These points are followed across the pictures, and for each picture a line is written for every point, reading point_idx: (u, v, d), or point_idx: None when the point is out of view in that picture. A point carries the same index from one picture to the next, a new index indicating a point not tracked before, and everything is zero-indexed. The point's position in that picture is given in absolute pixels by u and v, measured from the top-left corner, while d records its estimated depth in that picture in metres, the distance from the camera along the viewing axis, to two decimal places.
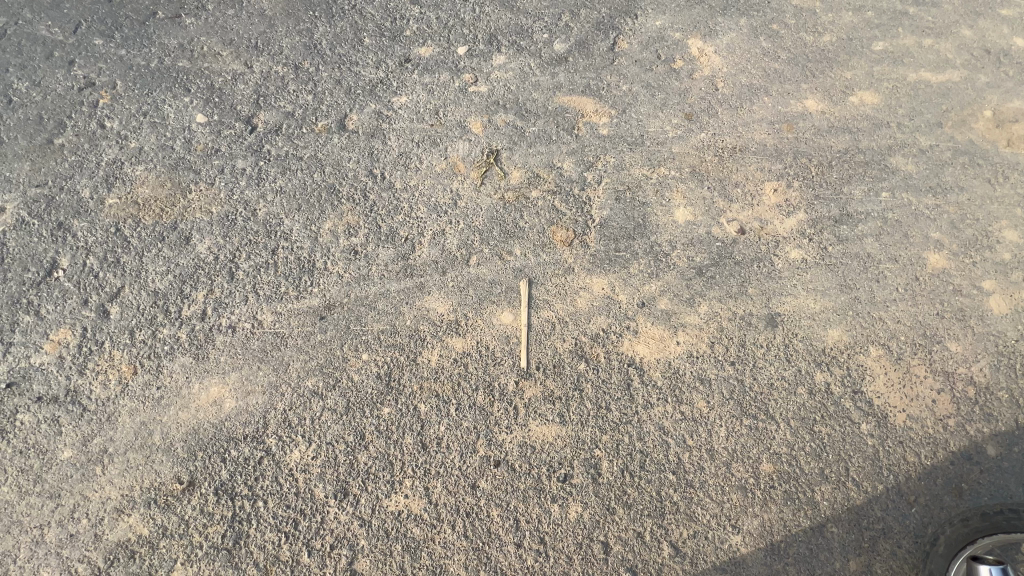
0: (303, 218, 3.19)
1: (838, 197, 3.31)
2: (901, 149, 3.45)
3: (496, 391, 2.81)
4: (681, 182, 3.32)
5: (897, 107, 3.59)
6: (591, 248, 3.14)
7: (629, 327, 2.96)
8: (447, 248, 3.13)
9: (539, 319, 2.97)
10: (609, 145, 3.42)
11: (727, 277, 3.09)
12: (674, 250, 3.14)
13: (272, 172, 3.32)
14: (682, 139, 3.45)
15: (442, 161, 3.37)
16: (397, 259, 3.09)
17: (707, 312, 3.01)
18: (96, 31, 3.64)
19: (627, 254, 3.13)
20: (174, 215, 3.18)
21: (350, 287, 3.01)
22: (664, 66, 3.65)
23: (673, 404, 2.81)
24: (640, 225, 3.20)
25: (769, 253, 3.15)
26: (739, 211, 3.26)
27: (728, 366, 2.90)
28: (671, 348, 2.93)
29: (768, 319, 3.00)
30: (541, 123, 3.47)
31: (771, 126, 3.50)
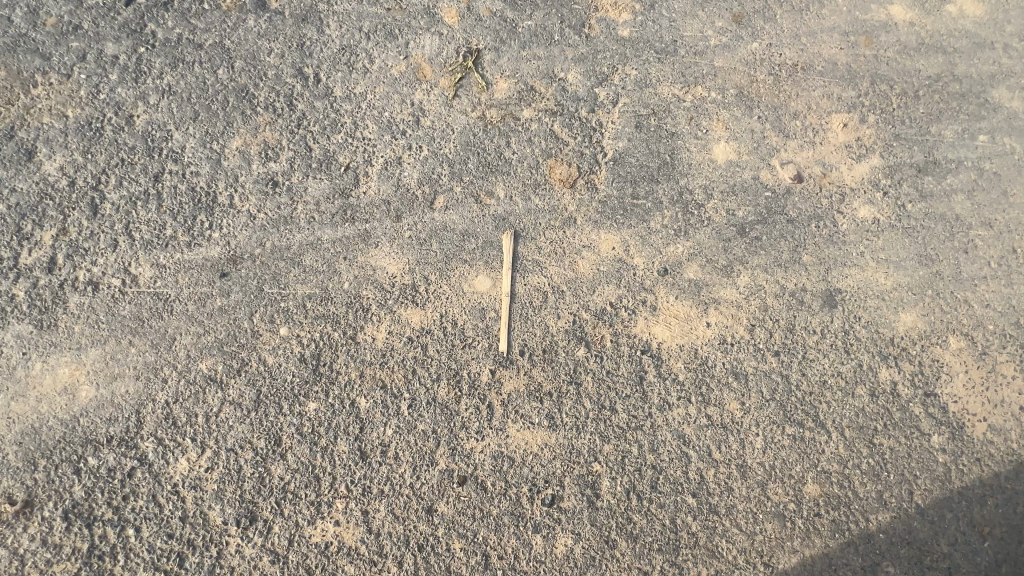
0: (201, 132, 2.26)
1: (925, 137, 2.52)
2: (1005, 80, 2.64)
3: (466, 382, 2.08)
4: (722, 109, 2.48)
5: (1006, 23, 2.72)
6: (599, 193, 2.33)
7: (646, 302, 2.23)
8: (403, 183, 2.27)
9: (527, 287, 2.20)
10: (630, 51, 2.51)
11: (776, 240, 2.33)
12: (708, 200, 2.35)
13: (158, 64, 2.33)
14: (727, 49, 2.55)
15: (401, 62, 2.43)
16: (333, 196, 2.23)
17: (748, 285, 2.27)
18: None
19: (647, 203, 2.33)
20: (10, 119, 2.22)
21: (265, 233, 2.16)
22: None
23: (697, 407, 2.14)
24: (666, 164, 2.38)
25: (832, 209, 2.39)
26: (796, 150, 2.45)
27: (770, 358, 2.21)
28: (698, 331, 2.22)
29: (825, 296, 2.29)
30: (539, 15, 2.52)
31: (845, 37, 2.61)
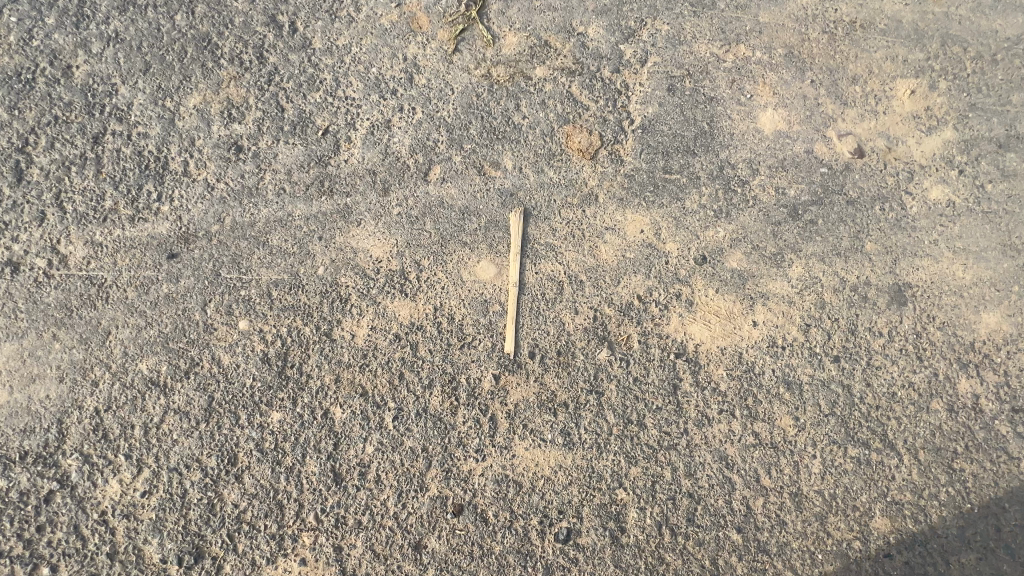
0: (152, 87, 1.90)
1: (1004, 108, 2.15)
2: None
3: (464, 390, 1.72)
4: (769, 71, 2.11)
5: None
6: (625, 166, 1.96)
7: (680, 296, 1.87)
8: (392, 151, 1.91)
9: (539, 277, 1.84)
10: (661, 3, 2.14)
11: (834, 225, 1.96)
12: (754, 176, 1.99)
13: (104, 6, 1.94)
14: (774, 2, 2.18)
15: (392, 9, 2.05)
16: (308, 165, 1.86)
17: (802, 277, 1.91)
18: None
19: (682, 179, 1.96)
20: None
21: (224, 207, 1.79)
22: None
23: (742, 423, 1.78)
24: (704, 134, 2.02)
25: (898, 189, 2.03)
26: (856, 120, 2.09)
27: (828, 365, 1.85)
28: (743, 331, 1.85)
29: (893, 292, 1.93)
30: None
31: None
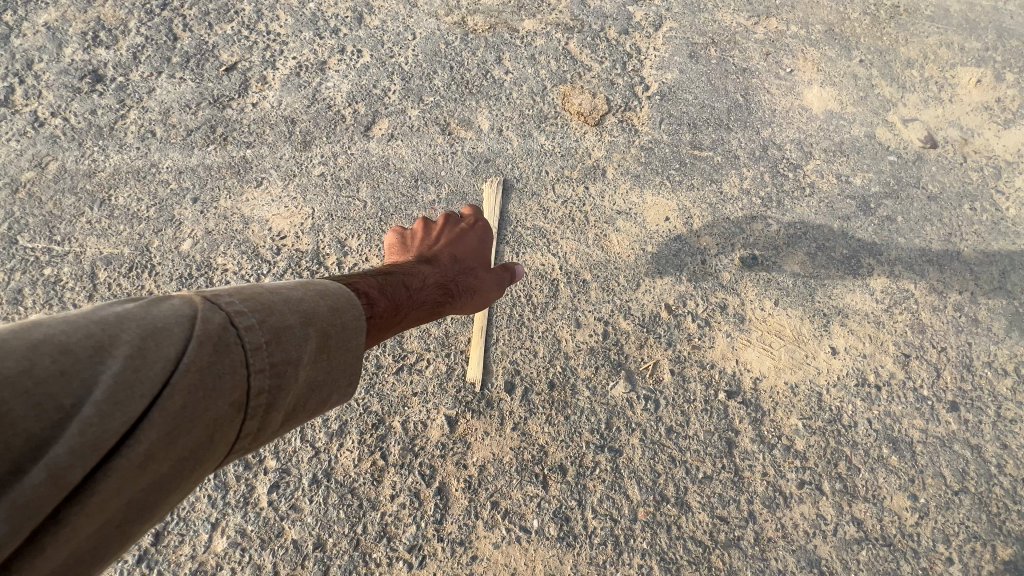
0: None
1: None
2: None
3: (397, 441, 1.06)
4: (809, 47, 1.72)
5: None
6: (641, 136, 1.46)
7: (725, 308, 1.29)
8: (323, 97, 1.37)
9: (523, 272, 1.26)
10: None
11: (918, 224, 1.47)
12: (807, 161, 1.51)
13: None
14: None
15: None
16: (197, 105, 1.31)
17: (888, 289, 1.37)
18: None
19: (716, 157, 1.47)
20: None
21: (53, 150, 1.20)
22: None
23: (836, 504, 1.14)
24: (739, 107, 1.56)
25: (987, 187, 1.57)
26: (919, 106, 1.68)
27: (944, 415, 1.26)
28: (818, 362, 1.27)
29: (1011, 315, 1.39)
30: None
31: None
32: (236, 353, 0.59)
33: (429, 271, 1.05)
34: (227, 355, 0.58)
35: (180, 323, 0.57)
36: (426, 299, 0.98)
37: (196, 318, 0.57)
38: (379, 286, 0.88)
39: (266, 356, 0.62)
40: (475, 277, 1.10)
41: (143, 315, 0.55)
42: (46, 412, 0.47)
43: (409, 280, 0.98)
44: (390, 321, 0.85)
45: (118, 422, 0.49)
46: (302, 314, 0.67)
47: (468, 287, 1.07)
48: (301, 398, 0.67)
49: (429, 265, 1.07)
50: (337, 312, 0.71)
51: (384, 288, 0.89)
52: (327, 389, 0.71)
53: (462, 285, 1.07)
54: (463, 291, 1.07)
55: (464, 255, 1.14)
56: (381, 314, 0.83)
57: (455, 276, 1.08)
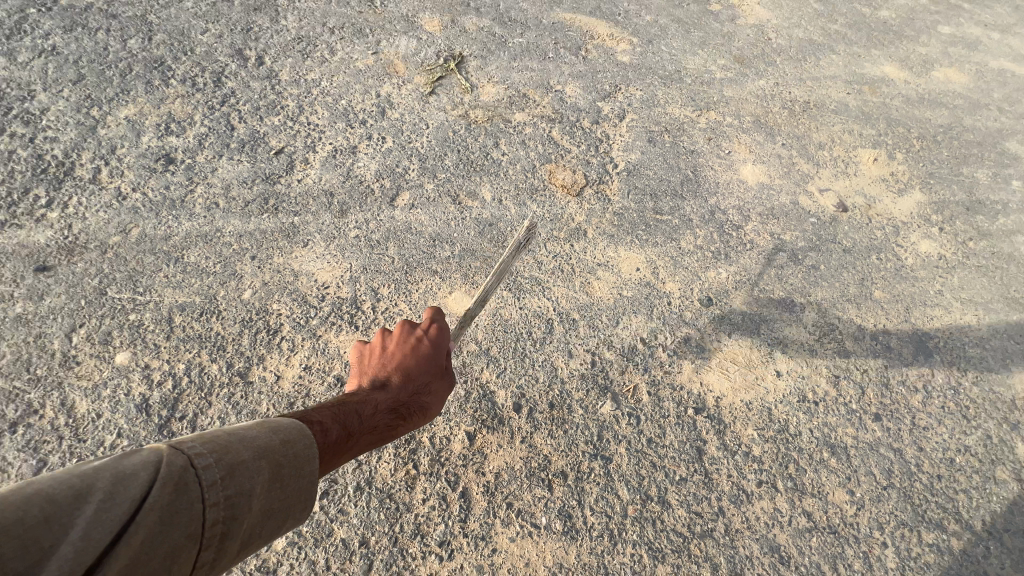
0: (80, 95, 1.66)
1: (959, 177, 2.26)
2: (1013, 135, 2.53)
3: (426, 453, 1.26)
4: (741, 133, 2.16)
5: (991, 91, 2.74)
6: (613, 204, 1.81)
7: (688, 340, 1.58)
8: (356, 174, 1.68)
9: (524, 313, 1.53)
10: (632, 75, 2.27)
11: (837, 271, 1.83)
12: (746, 222, 1.88)
13: (47, 25, 1.82)
14: (734, 83, 2.35)
15: (369, 57, 2.04)
16: (252, 181, 1.59)
17: (817, 324, 1.69)
18: None
19: (674, 220, 1.82)
20: None
21: (134, 218, 1.44)
22: (697, 7, 2.73)
23: (789, 498, 1.37)
24: (690, 180, 1.95)
25: (889, 241, 1.96)
26: (831, 179, 2.10)
27: (870, 424, 1.53)
28: (766, 383, 1.55)
29: (916, 342, 1.73)
30: (531, 37, 2.31)
31: (848, 85, 2.51)
32: (198, 487, 0.68)
33: (382, 394, 1.04)
34: (186, 493, 0.67)
35: (152, 465, 0.66)
36: (374, 426, 1.00)
37: (166, 459, 0.67)
38: (331, 415, 0.93)
39: (223, 491, 0.70)
40: (428, 397, 1.10)
41: (118, 464, 0.64)
42: (33, 551, 0.55)
43: (360, 407, 0.99)
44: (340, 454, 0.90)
45: (88, 558, 0.57)
46: (259, 446, 0.77)
47: (420, 408, 1.07)
48: (258, 527, 0.75)
49: (381, 387, 1.06)
50: (291, 443, 0.80)
51: (334, 415, 0.93)
52: (284, 514, 0.79)
53: (418, 402, 1.07)
54: (417, 412, 1.07)
55: (419, 368, 1.10)
56: (333, 444, 0.88)
57: (409, 396, 1.07)
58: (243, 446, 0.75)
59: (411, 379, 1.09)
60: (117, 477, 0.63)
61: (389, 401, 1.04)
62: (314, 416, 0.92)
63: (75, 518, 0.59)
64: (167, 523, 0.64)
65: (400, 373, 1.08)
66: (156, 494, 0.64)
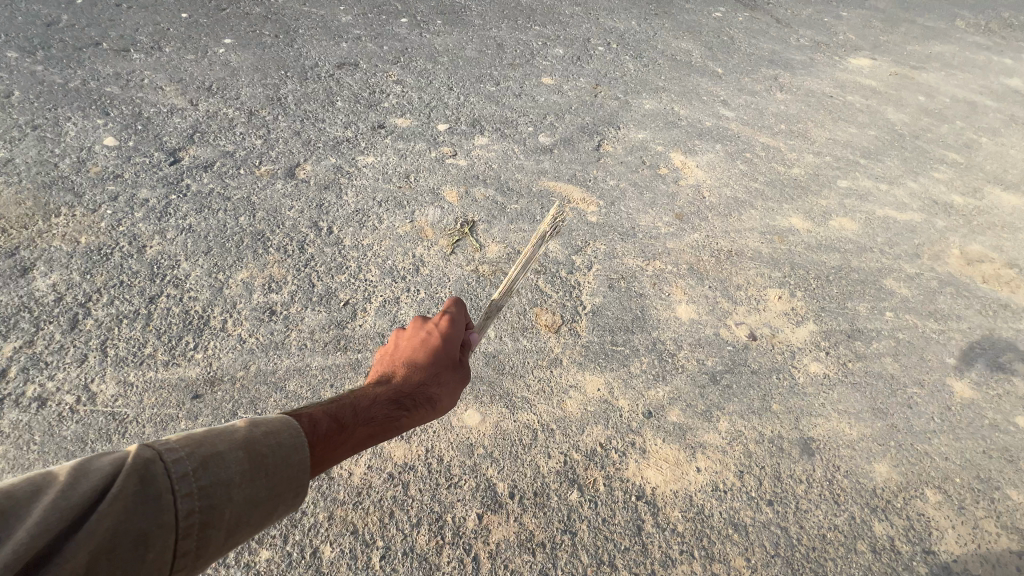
0: (210, 262, 2.40)
1: (844, 311, 3.01)
2: (890, 273, 3.33)
3: (449, 528, 1.86)
4: (679, 278, 2.92)
5: (876, 236, 3.59)
6: (582, 338, 2.51)
7: (634, 443, 2.22)
8: (399, 319, 2.38)
9: (517, 424, 2.17)
10: (598, 232, 3.07)
11: (745, 388, 2.51)
12: (679, 350, 2.58)
13: (184, 208, 2.60)
14: (675, 236, 3.16)
15: (407, 224, 2.83)
16: (328, 326, 2.28)
17: (729, 430, 2.34)
18: (14, 47, 3.26)
19: (626, 350, 2.52)
20: (19, 240, 2.30)
21: (251, 356, 2.12)
22: (650, 171, 3.62)
23: (702, 563, 1.95)
24: (639, 318, 2.67)
25: (786, 364, 2.66)
26: (746, 314, 2.84)
27: (764, 507, 2.14)
28: (690, 476, 2.17)
29: (802, 444, 2.37)
30: (524, 202, 3.13)
31: (763, 235, 3.33)
32: (161, 477, 0.96)
33: (384, 390, 1.35)
34: (150, 484, 0.95)
35: (119, 462, 0.95)
36: (378, 415, 1.29)
37: (131, 459, 0.95)
38: (332, 412, 1.24)
39: (193, 482, 0.99)
40: (429, 387, 1.41)
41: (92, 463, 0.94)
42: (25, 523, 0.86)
43: (361, 401, 1.30)
44: (337, 440, 1.20)
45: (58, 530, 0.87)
46: (230, 444, 1.05)
47: (423, 397, 1.38)
48: (239, 513, 1.03)
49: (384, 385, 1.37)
50: (268, 434, 1.09)
51: (331, 412, 1.24)
52: (267, 501, 1.08)
53: (421, 396, 1.39)
54: (420, 403, 1.37)
55: (424, 362, 1.43)
56: (321, 434, 1.19)
57: (411, 389, 1.38)
58: (216, 443, 1.04)
59: (413, 374, 1.40)
60: (91, 472, 0.93)
61: (393, 393, 1.35)
62: (319, 411, 1.23)
63: (42, 505, 0.88)
64: (144, 508, 0.93)
65: (405, 370, 1.40)
66: (118, 485, 0.92)
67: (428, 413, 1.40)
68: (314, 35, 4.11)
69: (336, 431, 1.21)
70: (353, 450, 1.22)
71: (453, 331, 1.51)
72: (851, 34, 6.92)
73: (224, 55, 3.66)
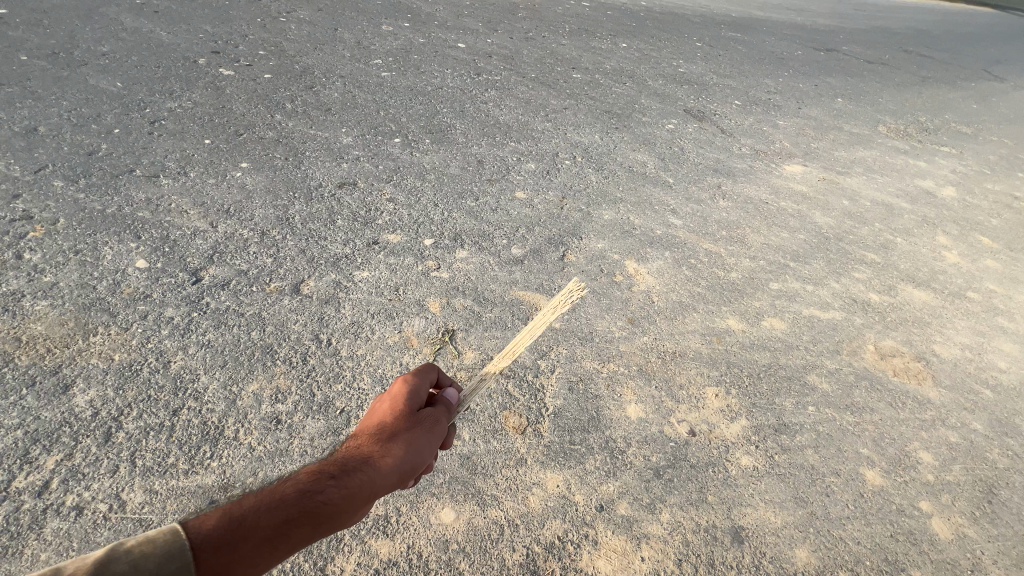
0: (225, 376, 2.80)
1: (773, 406, 3.50)
2: (814, 369, 3.87)
3: None
4: (630, 379, 3.40)
5: (802, 334, 4.17)
6: (545, 438, 2.93)
7: (587, 536, 2.58)
8: None
9: (486, 520, 2.54)
10: (561, 337, 3.57)
11: (685, 481, 2.92)
12: (629, 448, 3.01)
13: (204, 325, 3.04)
14: (628, 340, 3.68)
15: (395, 334, 3.29)
16: (326, 433, 2.67)
17: (670, 521, 2.73)
18: (59, 176, 3.80)
19: (582, 448, 2.94)
20: (61, 359, 2.70)
21: (260, 463, 2.48)
22: (607, 278, 4.20)
23: None
24: (594, 418, 3.11)
25: (721, 457, 3.10)
26: (687, 411, 3.31)
27: None
28: (635, 564, 2.53)
29: (733, 532, 2.76)
30: (497, 311, 3.64)
31: (704, 336, 3.88)
32: None
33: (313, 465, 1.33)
34: None
35: None
36: (292, 495, 1.21)
37: None
38: (246, 501, 1.19)
39: None
40: (364, 454, 1.37)
41: None
42: None
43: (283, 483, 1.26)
44: (239, 534, 1.12)
45: None
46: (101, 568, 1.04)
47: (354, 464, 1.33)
48: None
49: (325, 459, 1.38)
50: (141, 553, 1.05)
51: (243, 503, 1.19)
52: None
53: (356, 462, 1.34)
54: (350, 470, 1.31)
55: (369, 429, 1.45)
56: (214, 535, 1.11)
57: (344, 458, 1.35)
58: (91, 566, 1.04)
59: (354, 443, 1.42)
60: None
61: (321, 466, 1.31)
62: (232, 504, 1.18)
63: None
64: None
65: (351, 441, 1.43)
66: None
67: (368, 482, 1.31)
68: (319, 156, 4.77)
69: (233, 526, 1.13)
70: (268, 541, 1.15)
71: (407, 392, 1.55)
72: (787, 142, 7.99)
73: (241, 178, 4.25)
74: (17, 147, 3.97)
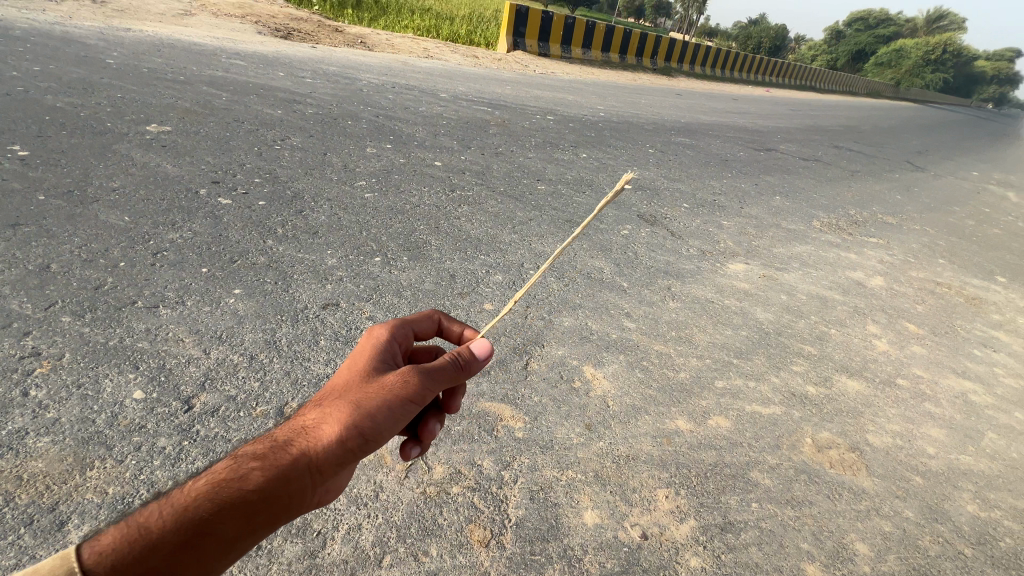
0: None
1: (719, 504, 3.83)
2: (756, 466, 4.25)
3: None
4: (587, 485, 3.72)
5: (745, 431, 4.60)
6: (506, 550, 3.19)
7: None
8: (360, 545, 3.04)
9: None
10: (524, 446, 3.92)
11: None
12: (585, 555, 3.27)
13: (193, 452, 3.33)
14: (584, 445, 4.05)
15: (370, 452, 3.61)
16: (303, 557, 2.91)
17: None
18: (67, 311, 4.22)
19: (542, 558, 3.19)
20: (58, 494, 2.94)
21: None
22: (566, 384, 4.64)
23: None
24: (553, 526, 3.39)
25: (672, 560, 3.37)
26: (639, 514, 3.61)
27: None
28: None
29: None
30: (465, 423, 4.01)
31: (654, 438, 4.27)
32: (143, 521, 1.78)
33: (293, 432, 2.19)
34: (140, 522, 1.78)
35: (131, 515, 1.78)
36: (270, 454, 2.08)
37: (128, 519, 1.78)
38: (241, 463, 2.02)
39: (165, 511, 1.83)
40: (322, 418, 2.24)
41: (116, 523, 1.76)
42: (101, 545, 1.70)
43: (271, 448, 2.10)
44: (239, 478, 1.97)
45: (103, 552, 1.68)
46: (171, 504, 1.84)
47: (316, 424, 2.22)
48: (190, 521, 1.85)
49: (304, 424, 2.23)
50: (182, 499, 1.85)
51: (239, 465, 2.01)
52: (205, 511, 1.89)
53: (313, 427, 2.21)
54: (308, 433, 2.18)
55: (333, 394, 2.35)
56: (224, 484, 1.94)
57: (310, 423, 2.23)
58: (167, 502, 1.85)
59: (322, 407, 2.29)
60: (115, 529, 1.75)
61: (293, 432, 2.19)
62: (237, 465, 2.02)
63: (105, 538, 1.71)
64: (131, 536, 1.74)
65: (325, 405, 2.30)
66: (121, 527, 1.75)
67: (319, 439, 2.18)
68: (306, 279, 5.31)
69: (231, 481, 1.96)
70: (258, 482, 1.99)
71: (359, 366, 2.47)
72: (730, 241, 8.94)
73: (234, 303, 4.73)
74: (29, 284, 4.42)
